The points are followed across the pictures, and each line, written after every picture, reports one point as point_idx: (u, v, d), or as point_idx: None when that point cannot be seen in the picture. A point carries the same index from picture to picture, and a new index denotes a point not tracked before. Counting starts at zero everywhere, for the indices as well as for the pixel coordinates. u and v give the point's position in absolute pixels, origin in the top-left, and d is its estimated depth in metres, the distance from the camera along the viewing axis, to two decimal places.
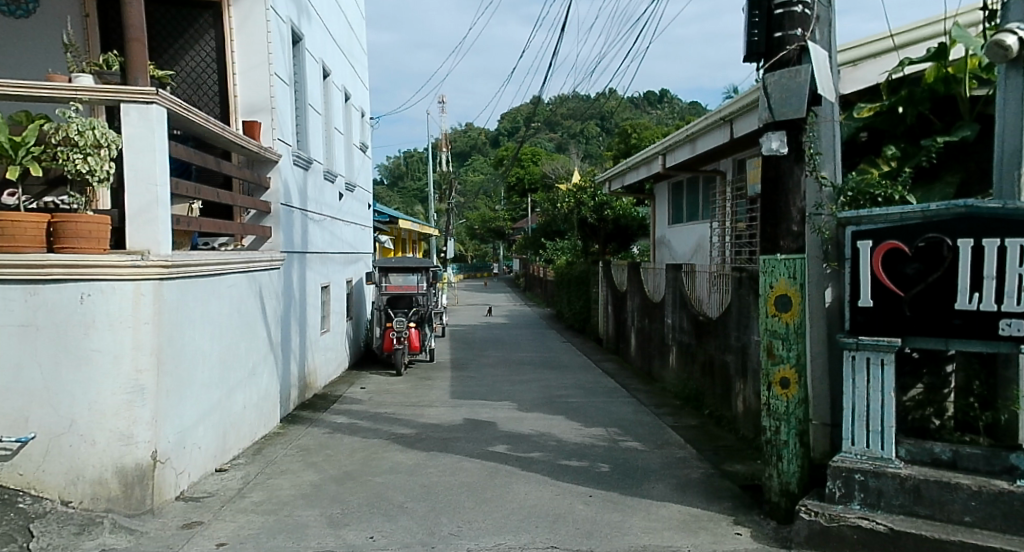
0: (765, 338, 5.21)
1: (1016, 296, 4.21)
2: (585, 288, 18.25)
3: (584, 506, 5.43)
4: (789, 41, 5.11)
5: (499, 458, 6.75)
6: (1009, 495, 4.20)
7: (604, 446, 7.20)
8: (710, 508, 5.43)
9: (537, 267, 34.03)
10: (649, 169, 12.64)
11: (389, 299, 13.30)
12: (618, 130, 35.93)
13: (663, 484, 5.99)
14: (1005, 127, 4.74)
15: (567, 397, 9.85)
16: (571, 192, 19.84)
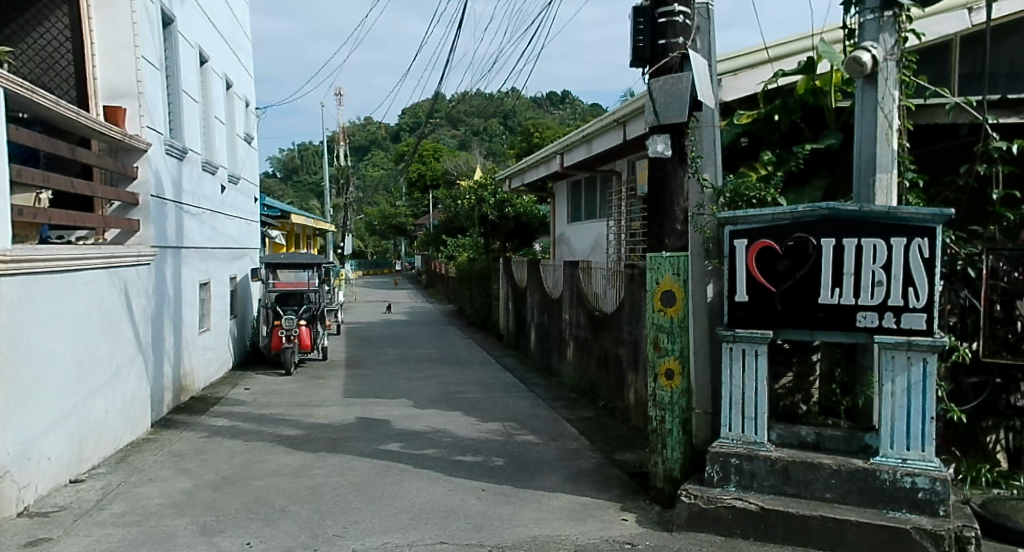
0: (651, 331, 5.41)
1: (871, 291, 4.58)
2: (486, 285, 18.34)
3: (477, 500, 5.51)
4: (671, 49, 5.34)
5: (392, 456, 6.73)
6: (865, 472, 4.54)
7: (500, 440, 7.31)
8: (600, 496, 5.63)
9: (438, 263, 33.92)
10: (548, 168, 12.89)
11: (277, 296, 12.96)
12: (522, 128, 36.21)
13: (556, 475, 6.14)
14: (862, 135, 5.13)
15: (464, 393, 9.92)
16: (473, 189, 19.92)
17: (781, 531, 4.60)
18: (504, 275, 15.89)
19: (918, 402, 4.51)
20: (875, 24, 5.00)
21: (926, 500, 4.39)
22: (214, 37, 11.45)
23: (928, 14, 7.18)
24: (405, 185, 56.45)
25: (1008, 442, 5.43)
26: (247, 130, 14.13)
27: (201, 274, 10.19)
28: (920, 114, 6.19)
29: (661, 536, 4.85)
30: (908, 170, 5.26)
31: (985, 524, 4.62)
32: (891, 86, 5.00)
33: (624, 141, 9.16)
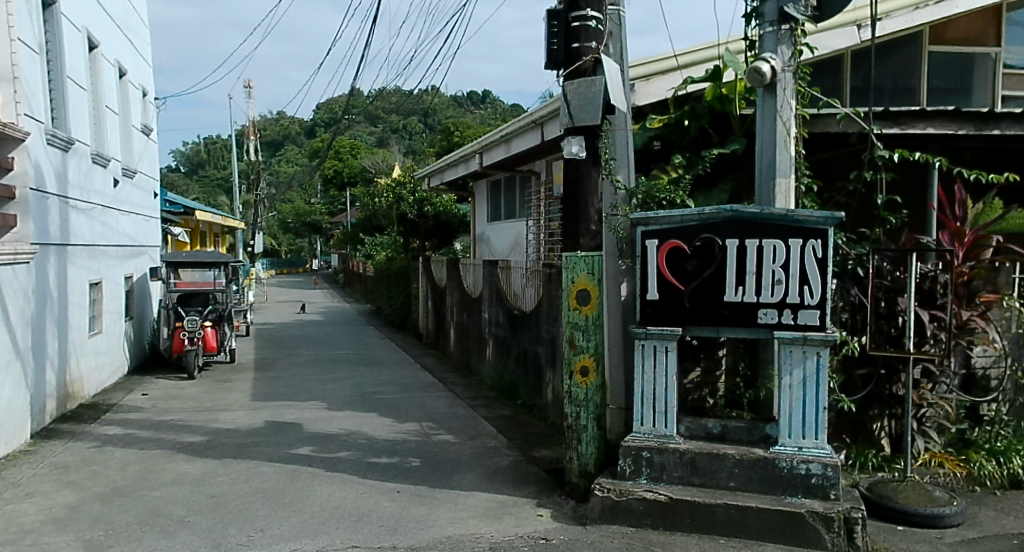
0: (567, 329, 5.51)
1: (771, 290, 4.85)
2: (405, 284, 18.24)
3: (391, 502, 5.52)
4: (584, 53, 5.44)
5: (302, 460, 6.65)
6: (764, 460, 4.80)
7: (416, 440, 7.32)
8: (516, 493, 5.73)
9: (355, 262, 33.42)
10: (467, 166, 12.95)
11: (180, 297, 12.53)
12: (442, 126, 36.13)
13: (473, 474, 6.21)
14: (763, 141, 5.41)
15: (380, 393, 9.87)
16: (391, 187, 19.77)
17: (688, 520, 4.80)
18: (423, 274, 15.83)
19: (813, 394, 4.80)
20: (774, 36, 5.29)
21: (819, 485, 4.68)
22: (104, 22, 10.95)
23: (821, 30, 7.73)
24: (321, 182, 55.31)
25: (892, 427, 5.84)
26: (145, 121, 13.62)
27: (90, 273, 9.78)
28: (814, 123, 6.56)
29: (575, 530, 4.97)
30: (805, 175, 5.60)
31: (871, 506, 4.99)
32: (789, 96, 5.30)
33: (543, 141, 9.25)
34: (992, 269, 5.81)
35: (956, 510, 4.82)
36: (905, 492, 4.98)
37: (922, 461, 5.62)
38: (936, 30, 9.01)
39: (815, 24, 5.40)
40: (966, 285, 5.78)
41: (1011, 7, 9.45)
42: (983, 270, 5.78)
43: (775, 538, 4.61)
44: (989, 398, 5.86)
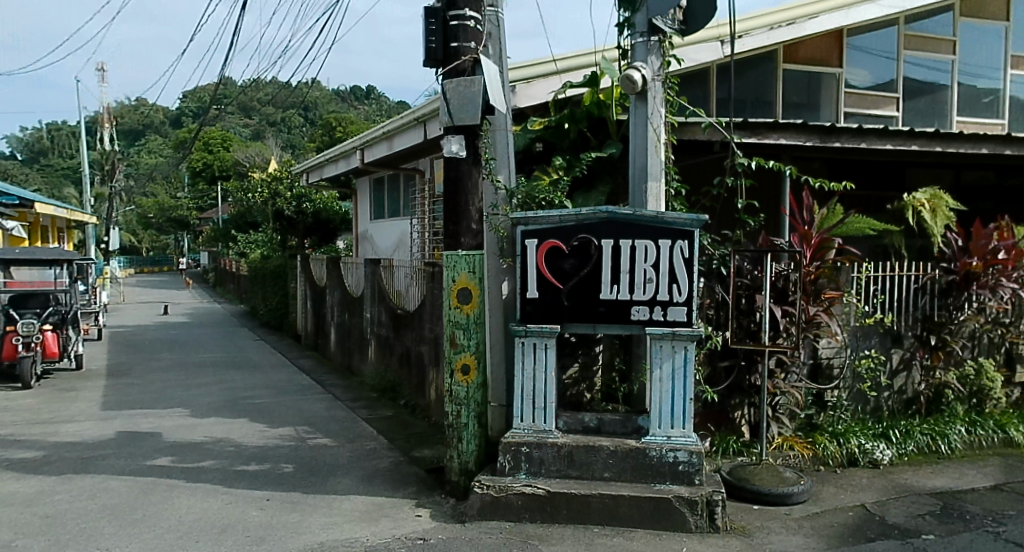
0: (448, 328, 5.53)
1: (643, 288, 5.10)
2: (281, 283, 17.62)
3: (259, 511, 5.37)
4: (463, 53, 5.47)
5: (158, 472, 6.35)
6: (636, 451, 5.03)
7: (290, 445, 7.16)
8: (395, 495, 5.70)
9: (226, 260, 32.00)
10: (348, 163, 12.69)
11: (13, 298, 11.38)
12: (324, 120, 35.20)
13: (350, 477, 6.14)
14: (635, 146, 5.67)
15: (251, 398, 9.56)
16: (267, 183, 19.09)
17: (565, 512, 4.93)
18: (301, 273, 15.38)
19: (680, 386, 5.10)
20: (644, 46, 5.57)
21: (685, 471, 4.97)
22: None
23: (685, 43, 8.16)
24: (189, 176, 52.53)
25: (751, 415, 6.29)
26: None
27: None
28: (683, 130, 6.96)
29: (454, 528, 4.99)
30: (674, 179, 5.92)
31: (731, 488, 5.36)
32: (658, 103, 5.60)
33: (426, 139, 9.21)
34: (834, 268, 6.39)
35: (803, 489, 5.27)
36: (760, 474, 5.39)
37: (775, 445, 6.08)
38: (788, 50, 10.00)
39: (682, 37, 5.69)
40: (813, 283, 6.32)
41: (852, 33, 10.44)
42: (827, 270, 6.34)
43: (644, 523, 4.84)
44: (832, 386, 6.41)
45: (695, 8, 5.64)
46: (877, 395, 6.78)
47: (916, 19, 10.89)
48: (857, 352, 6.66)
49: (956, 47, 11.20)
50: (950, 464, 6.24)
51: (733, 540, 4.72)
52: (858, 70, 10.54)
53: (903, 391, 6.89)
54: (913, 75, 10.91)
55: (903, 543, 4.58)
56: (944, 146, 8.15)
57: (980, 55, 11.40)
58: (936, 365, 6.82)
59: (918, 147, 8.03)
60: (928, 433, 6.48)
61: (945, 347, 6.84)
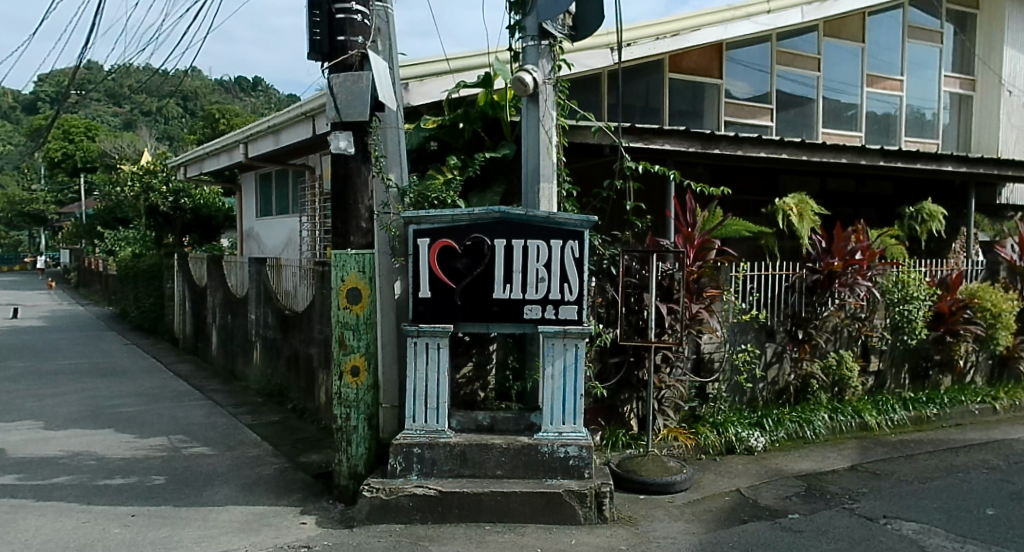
0: (336, 329, 5.37)
1: (535, 287, 5.18)
2: (156, 283, 16.69)
3: (123, 528, 5.06)
4: (350, 47, 5.22)
5: (4, 492, 5.88)
6: (529, 447, 5.11)
7: (161, 456, 6.82)
8: (277, 503, 5.51)
9: (93, 259, 29.97)
10: (230, 157, 12.17)
11: None
12: (204, 112, 33.65)
13: (228, 487, 5.90)
14: (528, 147, 5.77)
15: (118, 407, 9.03)
16: (138, 176, 17.99)
17: (457, 511, 4.94)
18: (178, 272, 14.64)
19: (571, 383, 5.24)
20: (535, 49, 5.68)
21: (575, 466, 5.08)
22: None
23: (576, 49, 8.38)
24: (53, 169, 48.93)
25: (639, 409, 6.53)
26: None
27: None
28: (573, 133, 7.11)
29: (341, 534, 4.87)
30: (566, 181, 6.11)
31: (619, 480, 5.53)
32: (550, 107, 5.74)
33: (314, 134, 8.96)
34: (715, 267, 6.72)
35: (686, 477, 5.51)
36: (646, 464, 5.60)
37: (661, 436, 6.35)
38: (674, 60, 10.40)
39: (571, 43, 5.92)
40: (696, 282, 6.61)
41: (731, 46, 11.02)
42: (708, 269, 6.66)
43: (535, 518, 4.93)
44: (712, 379, 6.75)
45: (583, 15, 5.87)
46: (753, 387, 7.19)
47: (788, 37, 11.62)
48: (735, 347, 7.04)
49: (822, 65, 12.04)
50: (815, 448, 6.69)
51: (619, 529, 4.88)
52: (737, 81, 11.13)
53: (776, 382, 7.34)
54: (785, 89, 11.64)
55: (772, 523, 4.87)
56: (810, 155, 8.78)
57: (842, 73, 12.29)
58: (803, 358, 7.33)
59: (787, 155, 8.61)
60: (796, 421, 6.91)
61: (811, 340, 7.36)
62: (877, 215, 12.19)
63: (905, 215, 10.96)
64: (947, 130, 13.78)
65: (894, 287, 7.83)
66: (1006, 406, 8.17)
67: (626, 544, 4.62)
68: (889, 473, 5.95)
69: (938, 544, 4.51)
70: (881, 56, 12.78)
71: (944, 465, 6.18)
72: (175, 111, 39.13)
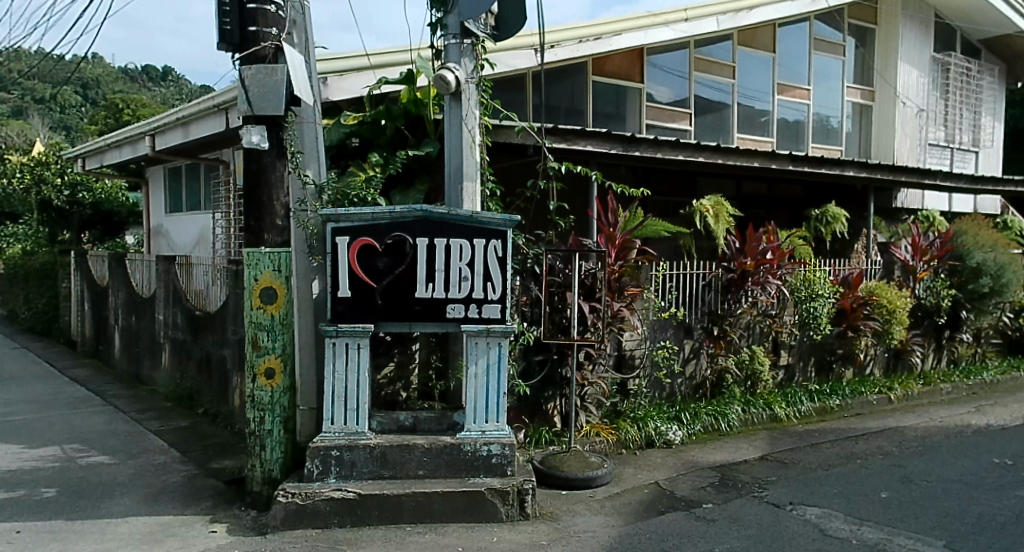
0: (250, 330, 5.21)
1: (458, 286, 5.16)
2: (50, 281, 15.77)
3: (10, 545, 4.75)
4: (263, 38, 5.03)
5: None
6: (451, 446, 5.09)
7: (56, 466, 6.47)
8: (184, 512, 5.29)
9: None
10: (134, 150, 11.60)
11: None
12: (106, 102, 32.01)
13: (129, 497, 5.63)
14: (450, 145, 5.74)
15: (8, 416, 8.51)
16: (25, 165, 16.70)
17: (377, 513, 4.86)
18: (75, 272, 13.89)
19: (494, 381, 5.25)
20: (457, 48, 5.66)
21: (498, 464, 5.11)
22: None
23: (499, 49, 8.42)
24: None
25: (562, 406, 6.61)
26: None
27: None
28: (497, 133, 7.09)
29: (254, 542, 4.71)
30: (489, 181, 6.16)
31: (542, 476, 5.59)
32: (472, 106, 5.72)
33: (226, 128, 8.64)
34: (635, 267, 6.86)
35: (606, 471, 5.60)
36: (568, 460, 5.66)
37: (583, 433, 6.42)
38: (596, 63, 10.57)
39: (494, 43, 5.94)
40: (617, 281, 6.72)
41: (651, 51, 11.26)
42: (629, 269, 6.79)
43: (457, 517, 4.91)
44: (633, 375, 6.88)
45: (505, 15, 5.90)
46: (672, 382, 7.38)
47: (705, 44, 11.97)
48: (655, 343, 7.20)
49: (738, 73, 12.45)
50: (729, 440, 6.91)
51: (540, 525, 4.91)
52: (657, 86, 11.39)
53: (693, 377, 7.55)
54: (702, 94, 11.98)
55: (688, 513, 5.00)
56: (725, 159, 9.08)
57: (756, 81, 12.75)
58: (718, 353, 7.57)
59: (703, 158, 8.87)
60: (711, 414, 7.13)
61: (725, 336, 7.63)
62: (788, 217, 12.69)
63: (812, 217, 11.43)
64: (849, 137, 14.50)
65: (800, 285, 8.12)
66: (901, 396, 8.63)
67: (546, 539, 4.66)
68: (796, 461, 6.21)
69: (839, 527, 4.72)
70: (791, 65, 13.32)
71: (846, 453, 6.47)
72: (74, 101, 37.09)
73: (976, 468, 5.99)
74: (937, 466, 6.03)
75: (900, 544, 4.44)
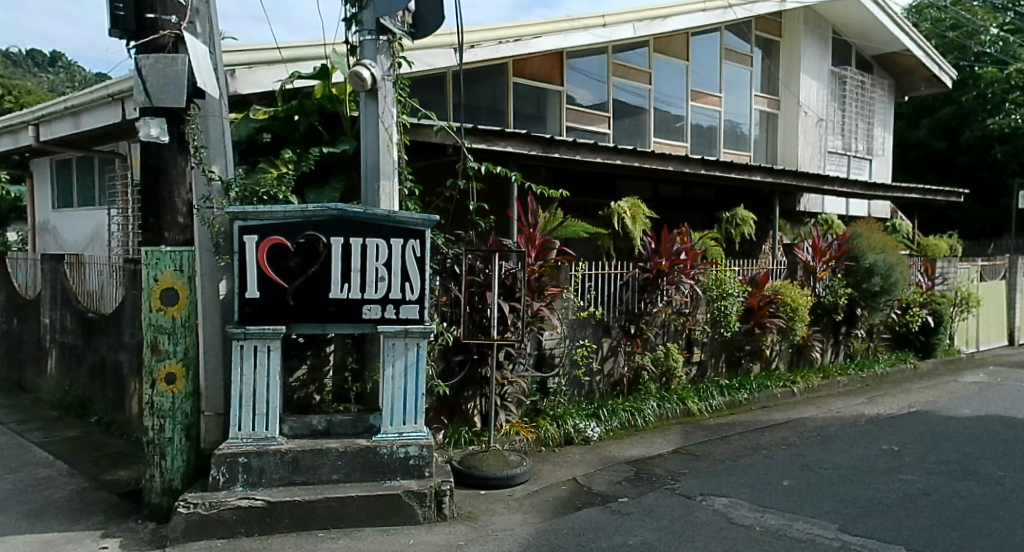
0: (149, 333, 4.95)
1: (374, 287, 5.07)
2: None
3: None
4: (162, 26, 4.80)
5: None
6: (367, 449, 4.99)
7: None
8: (73, 528, 4.96)
9: None
10: (17, 140, 10.84)
11: None
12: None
13: (9, 514, 5.24)
14: (367, 142, 5.63)
15: None
16: None
17: (287, 520, 4.71)
18: None
19: (412, 383, 5.17)
20: (372, 45, 5.56)
21: (415, 465, 5.03)
22: None
23: (416, 48, 8.32)
24: None
25: (482, 406, 6.60)
26: None
27: None
28: (416, 132, 7.00)
29: None
30: (407, 180, 6.07)
31: (460, 477, 5.54)
32: (389, 103, 5.65)
33: (122, 119, 8.18)
34: (555, 267, 6.90)
35: (525, 469, 5.61)
36: (487, 460, 5.64)
37: (503, 432, 6.40)
38: (516, 64, 10.60)
39: (411, 40, 5.88)
40: (536, 281, 6.75)
41: (571, 55, 11.40)
42: (548, 268, 6.82)
43: (372, 521, 4.81)
44: (553, 373, 6.93)
45: (421, 14, 5.83)
46: (590, 380, 7.46)
47: (622, 50, 12.18)
48: (574, 342, 7.26)
49: (653, 79, 12.72)
50: (645, 435, 7.04)
51: (457, 526, 4.87)
52: (577, 90, 11.52)
53: (611, 375, 7.65)
54: (621, 98, 12.19)
55: (603, 508, 5.06)
56: (641, 162, 9.28)
57: (670, 87, 13.07)
58: (635, 351, 7.71)
59: (621, 161, 9.03)
60: (628, 410, 7.25)
61: (642, 335, 7.77)
62: (701, 219, 13.06)
63: (723, 220, 11.79)
64: (757, 142, 15.05)
65: (711, 284, 8.37)
66: (803, 389, 9.00)
67: (463, 539, 4.62)
68: (707, 454, 6.38)
69: (744, 515, 4.87)
70: (703, 73, 13.72)
71: (752, 444, 6.70)
72: None
73: (868, 455, 6.31)
74: (834, 454, 6.31)
75: (801, 530, 4.61)
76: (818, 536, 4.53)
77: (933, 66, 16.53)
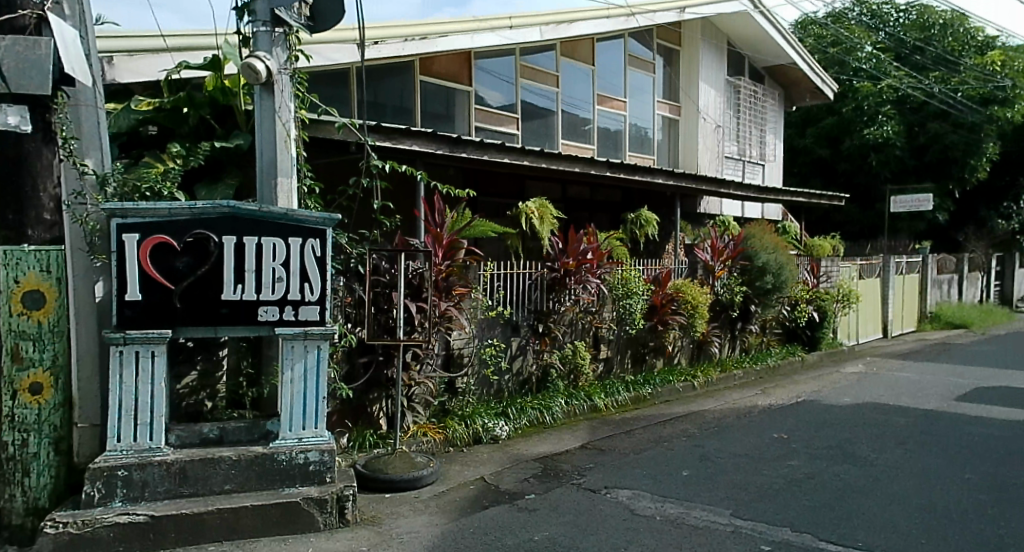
0: (8, 340, 4.55)
1: (271, 288, 4.85)
2: None
3: None
4: (21, 5, 4.40)
5: None
6: (263, 456, 4.78)
7: None
8: None
9: None
10: None
11: None
12: None
13: None
14: (263, 139, 5.38)
15: None
16: None
17: (174, 535, 4.43)
18: None
19: (312, 386, 4.98)
20: (267, 36, 5.34)
21: (316, 471, 4.86)
22: None
23: (316, 42, 8.07)
24: None
25: (388, 408, 6.47)
26: None
27: None
28: (316, 129, 6.74)
29: None
30: (306, 178, 5.87)
31: (363, 480, 5.39)
32: (286, 98, 5.41)
33: None
34: (463, 266, 6.82)
35: (432, 470, 5.50)
36: (393, 462, 5.49)
37: (410, 433, 6.28)
38: (423, 62, 10.45)
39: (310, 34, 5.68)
40: (444, 281, 6.64)
41: (478, 56, 11.35)
42: (456, 268, 6.73)
43: (267, 531, 4.60)
44: (461, 373, 6.86)
45: (320, 6, 5.64)
46: (499, 379, 7.44)
47: (530, 52, 12.21)
48: (483, 342, 7.21)
49: (560, 81, 12.82)
50: (553, 431, 7.07)
51: (360, 531, 4.72)
52: (485, 90, 11.47)
53: (520, 373, 7.67)
54: (528, 100, 12.21)
55: (510, 505, 5.02)
56: (549, 162, 9.32)
57: (577, 90, 13.20)
58: (544, 349, 7.75)
59: (528, 162, 9.06)
60: (537, 407, 7.25)
61: (550, 333, 7.80)
62: (608, 220, 13.28)
63: (627, 221, 12.01)
64: (660, 145, 15.41)
65: (617, 284, 8.48)
66: (703, 382, 9.25)
67: (366, 544, 4.49)
68: (612, 448, 6.45)
69: (645, 505, 4.94)
70: (608, 77, 13.96)
71: (654, 437, 6.82)
72: None
73: (760, 443, 6.53)
74: (729, 444, 6.50)
75: (698, 517, 4.71)
76: (713, 522, 4.64)
77: (816, 79, 17.47)
